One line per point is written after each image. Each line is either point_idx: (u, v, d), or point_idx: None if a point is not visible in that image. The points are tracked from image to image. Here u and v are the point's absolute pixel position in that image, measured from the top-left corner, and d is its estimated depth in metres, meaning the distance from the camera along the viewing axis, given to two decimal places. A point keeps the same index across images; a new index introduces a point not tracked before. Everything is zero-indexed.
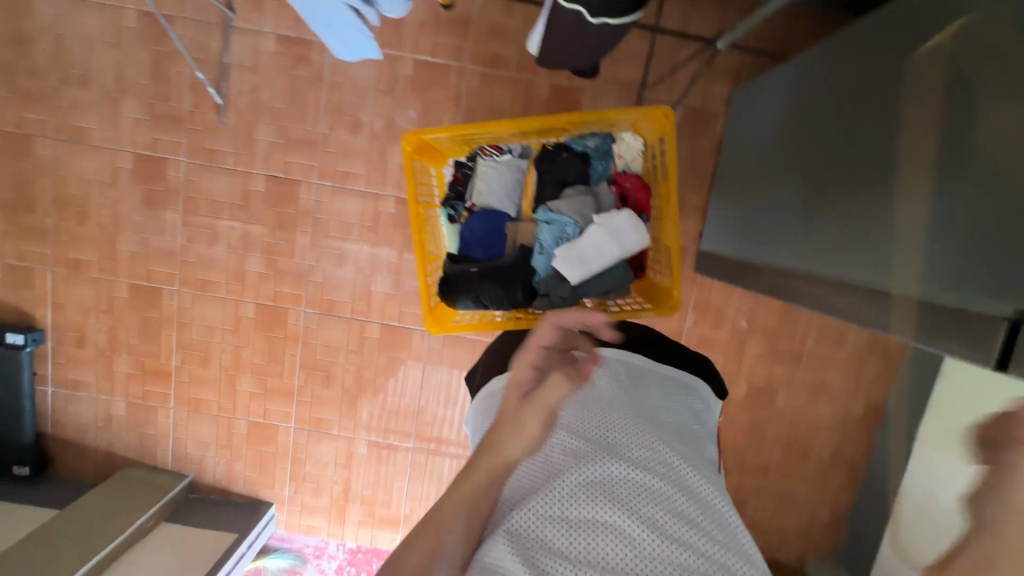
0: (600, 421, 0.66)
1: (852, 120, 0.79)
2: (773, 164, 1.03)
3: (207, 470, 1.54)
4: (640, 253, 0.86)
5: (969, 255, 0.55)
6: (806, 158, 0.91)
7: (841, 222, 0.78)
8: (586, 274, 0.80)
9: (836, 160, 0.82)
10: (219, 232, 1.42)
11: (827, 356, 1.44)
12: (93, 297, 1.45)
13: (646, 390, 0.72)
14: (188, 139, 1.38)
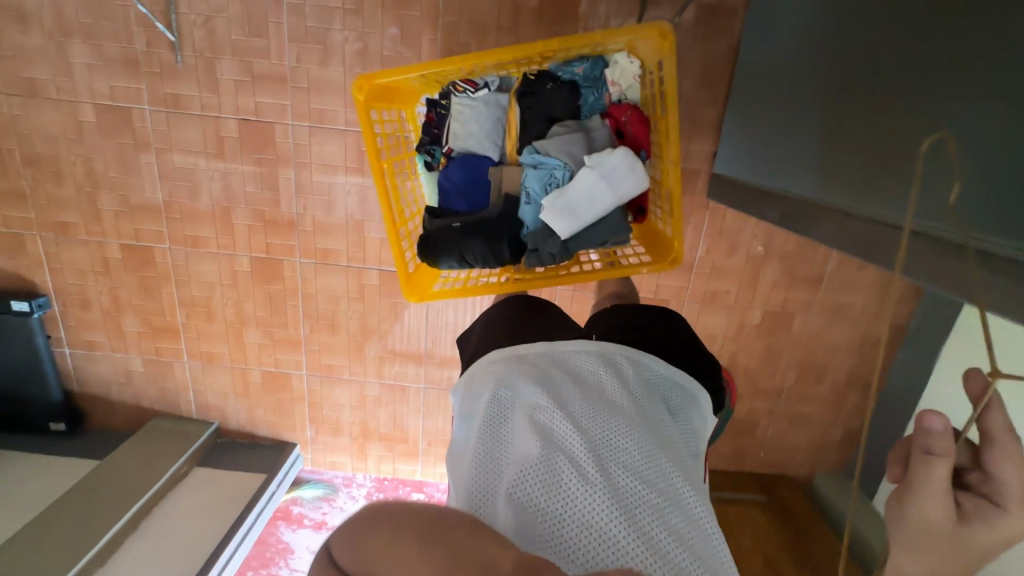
0: (598, 412, 0.60)
1: (873, 33, 0.73)
2: (791, 79, 0.95)
3: (230, 417, 1.60)
4: (639, 197, 0.78)
5: (990, 192, 0.53)
6: (823, 75, 0.84)
7: (856, 150, 0.74)
8: (578, 225, 0.72)
9: (853, 79, 0.77)
10: (200, 184, 1.35)
11: (849, 278, 1.36)
12: (88, 260, 1.43)
13: (647, 392, 0.66)
14: (147, 84, 1.26)
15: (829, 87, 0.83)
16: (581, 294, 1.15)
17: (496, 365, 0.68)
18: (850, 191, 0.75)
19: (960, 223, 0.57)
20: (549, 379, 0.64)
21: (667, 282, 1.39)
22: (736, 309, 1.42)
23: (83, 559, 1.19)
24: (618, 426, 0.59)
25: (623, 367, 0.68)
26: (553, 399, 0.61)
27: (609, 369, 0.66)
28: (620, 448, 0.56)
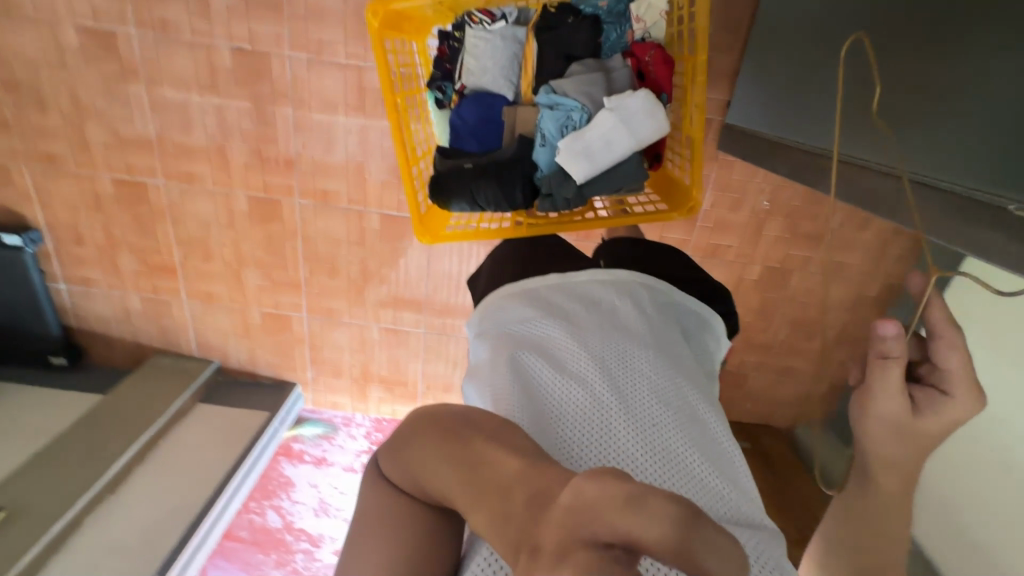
0: (617, 341, 0.61)
1: None
2: (814, 24, 0.91)
3: (231, 356, 1.61)
4: (658, 142, 0.78)
5: (1009, 144, 0.54)
6: (845, 16, 0.82)
7: (872, 95, 0.74)
8: (594, 170, 0.71)
9: (875, 21, 0.74)
10: (193, 118, 1.29)
11: (851, 236, 1.37)
12: (79, 194, 1.39)
13: (663, 318, 0.67)
14: (132, 5, 1.18)
15: (867, 11, 0.77)
16: (586, 243, 1.15)
17: (510, 295, 0.68)
18: (866, 133, 0.74)
19: (986, 176, 0.57)
20: (562, 312, 0.64)
21: (670, 235, 1.39)
22: (736, 264, 1.44)
23: (95, 486, 1.25)
24: (632, 352, 0.60)
25: (637, 291, 0.68)
26: (570, 333, 0.61)
27: (623, 295, 0.67)
28: (635, 373, 0.58)
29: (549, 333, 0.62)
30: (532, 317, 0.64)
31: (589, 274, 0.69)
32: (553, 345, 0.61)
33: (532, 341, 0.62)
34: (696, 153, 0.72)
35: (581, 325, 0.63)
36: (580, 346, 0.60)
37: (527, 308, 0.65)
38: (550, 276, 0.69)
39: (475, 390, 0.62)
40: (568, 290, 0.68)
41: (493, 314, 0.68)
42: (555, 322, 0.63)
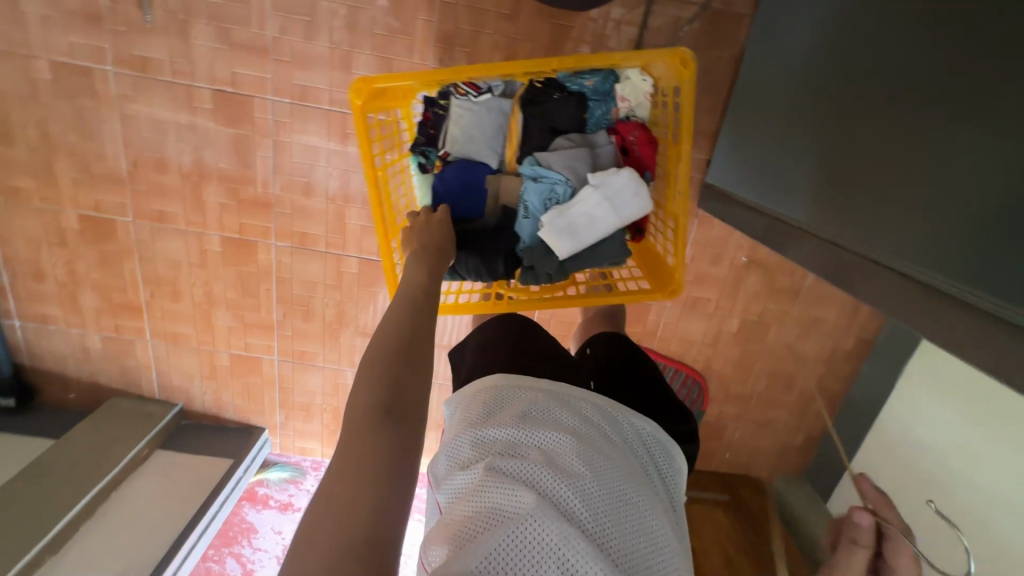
0: (610, 460, 0.59)
1: (875, 62, 0.72)
2: (789, 99, 0.93)
3: (195, 399, 1.54)
4: (641, 219, 0.77)
5: (975, 248, 0.54)
6: (820, 95, 0.83)
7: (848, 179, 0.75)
8: (576, 247, 0.70)
9: (848, 106, 0.76)
10: (168, 156, 1.26)
11: (826, 293, 1.39)
12: (42, 229, 1.33)
13: (643, 447, 0.66)
14: (111, 43, 1.15)
15: (838, 96, 0.79)
16: None
17: (504, 390, 0.65)
18: (842, 215, 0.75)
19: (952, 274, 0.57)
20: (558, 418, 0.62)
21: None
22: (715, 317, 1.45)
23: (35, 546, 1.14)
24: (628, 483, 0.58)
25: (623, 424, 0.66)
26: (568, 440, 0.59)
27: (612, 424, 0.65)
28: (629, 510, 0.56)
29: (544, 437, 0.59)
30: (529, 418, 0.61)
31: (583, 392, 0.66)
32: (549, 451, 0.58)
33: (530, 445, 0.58)
34: (681, 235, 0.72)
35: (577, 432, 0.61)
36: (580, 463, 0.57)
37: (520, 406, 0.63)
38: (543, 381, 0.66)
39: (462, 480, 0.58)
40: (561, 399, 0.65)
41: (475, 407, 0.65)
42: (555, 429, 0.60)
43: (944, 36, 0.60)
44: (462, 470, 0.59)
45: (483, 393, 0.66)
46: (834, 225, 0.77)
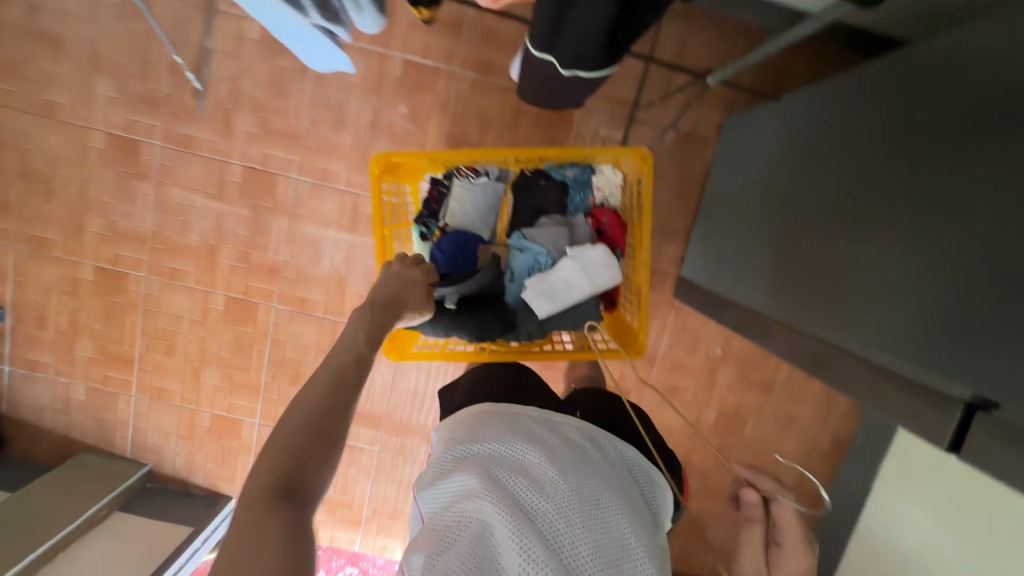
0: (585, 471, 0.61)
1: (824, 173, 0.84)
2: (751, 204, 1.07)
3: (167, 460, 1.51)
4: (612, 290, 0.87)
5: (924, 334, 0.61)
6: (778, 200, 0.95)
7: (805, 270, 0.84)
8: (554, 308, 0.79)
9: (802, 208, 0.87)
10: (192, 220, 1.38)
11: (797, 389, 1.45)
12: (57, 278, 1.41)
13: (624, 470, 0.68)
14: (163, 123, 1.33)
15: (790, 203, 0.91)
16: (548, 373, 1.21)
17: (487, 414, 0.69)
18: (802, 303, 0.83)
19: (904, 357, 0.63)
20: (535, 434, 0.65)
21: (630, 372, 1.45)
22: (692, 406, 1.49)
23: None
24: (606, 494, 0.59)
25: (603, 448, 0.69)
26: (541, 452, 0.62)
27: (591, 445, 0.68)
28: (606, 517, 0.57)
29: (519, 448, 0.62)
30: (507, 434, 0.65)
31: (565, 419, 0.71)
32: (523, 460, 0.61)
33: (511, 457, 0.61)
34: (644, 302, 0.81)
35: (552, 446, 0.64)
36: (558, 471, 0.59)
37: (501, 425, 0.67)
38: (529, 407, 0.71)
39: (442, 492, 0.61)
40: (544, 423, 0.68)
41: (461, 428, 0.69)
42: (535, 443, 0.63)
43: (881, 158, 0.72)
44: (444, 481, 0.62)
45: (469, 416, 0.71)
46: (792, 312, 0.85)
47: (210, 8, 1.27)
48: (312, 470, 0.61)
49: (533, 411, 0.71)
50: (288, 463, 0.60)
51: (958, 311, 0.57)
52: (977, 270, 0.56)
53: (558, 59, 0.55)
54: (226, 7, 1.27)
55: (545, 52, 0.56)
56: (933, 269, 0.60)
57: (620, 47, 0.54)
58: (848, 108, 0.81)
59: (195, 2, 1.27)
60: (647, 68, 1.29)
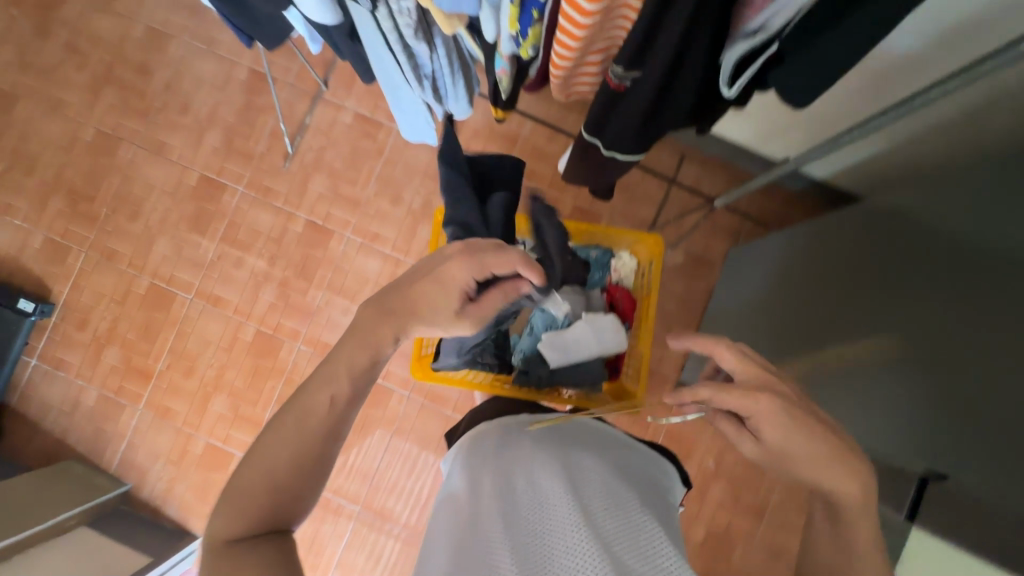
0: (559, 439, 0.65)
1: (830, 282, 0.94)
2: (753, 305, 1.19)
3: (146, 484, 1.49)
4: (617, 356, 0.98)
5: (918, 437, 0.70)
6: (784, 300, 1.06)
7: (815, 365, 0.93)
8: (564, 361, 0.90)
9: (809, 311, 0.97)
10: (248, 257, 1.54)
11: (789, 520, 1.42)
12: (112, 287, 1.55)
13: (611, 439, 0.69)
14: (251, 174, 1.55)
15: (797, 308, 1.01)
16: None
17: (485, 424, 0.76)
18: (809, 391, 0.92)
19: (900, 448, 0.72)
20: (517, 427, 0.70)
21: None
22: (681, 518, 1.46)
23: None
24: (595, 462, 0.60)
25: (587, 424, 0.71)
26: (519, 436, 0.67)
27: (574, 423, 0.71)
28: (595, 475, 0.57)
29: (503, 439, 0.68)
30: (492, 434, 0.71)
31: (556, 414, 0.73)
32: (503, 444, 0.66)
33: (504, 452, 0.64)
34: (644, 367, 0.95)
35: (533, 427, 0.68)
36: (544, 450, 0.61)
37: (489, 429, 0.72)
38: (520, 413, 0.77)
39: (444, 499, 0.66)
40: (540, 420, 0.71)
41: (466, 438, 0.75)
42: (527, 436, 0.66)
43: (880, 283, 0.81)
44: (446, 491, 0.67)
45: (474, 427, 0.77)
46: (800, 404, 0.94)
47: (317, 94, 1.54)
48: (293, 506, 0.63)
49: (528, 415, 0.75)
50: (264, 506, 0.61)
51: (962, 428, 0.64)
52: (956, 393, 0.65)
53: (598, 139, 0.66)
54: (330, 96, 1.54)
55: (587, 134, 0.66)
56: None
57: (650, 136, 0.65)
58: (851, 234, 0.93)
59: (307, 89, 1.55)
60: (669, 192, 1.43)
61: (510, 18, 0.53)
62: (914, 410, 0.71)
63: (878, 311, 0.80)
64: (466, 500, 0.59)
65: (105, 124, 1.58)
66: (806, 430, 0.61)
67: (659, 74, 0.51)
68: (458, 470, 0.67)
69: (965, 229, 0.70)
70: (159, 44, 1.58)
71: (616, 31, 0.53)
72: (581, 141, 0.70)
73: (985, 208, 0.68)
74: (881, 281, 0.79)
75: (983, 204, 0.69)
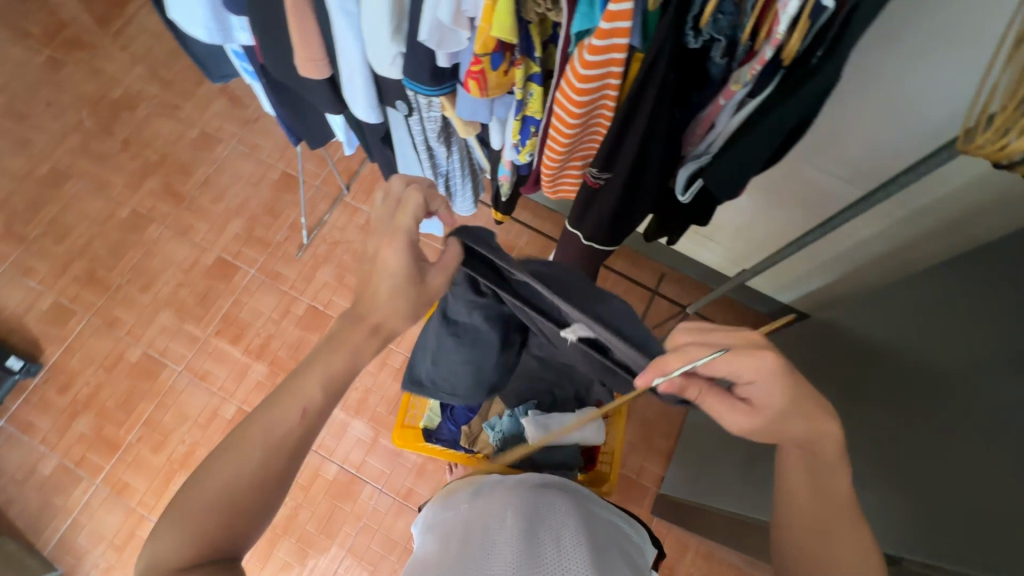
0: (531, 487, 0.65)
1: (823, 378, 0.91)
2: None
3: (81, 569, 1.38)
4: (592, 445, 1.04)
5: (924, 522, 0.59)
6: None
7: None
8: (545, 439, 0.96)
9: None
10: (245, 335, 1.60)
11: None
12: (105, 354, 1.58)
13: (584, 492, 0.68)
14: (264, 259, 1.68)
15: None
16: None
17: (461, 482, 0.76)
18: None
19: (905, 538, 0.60)
20: (491, 482, 0.71)
21: None
22: None
23: None
24: (566, 504, 0.61)
25: (561, 478, 0.71)
26: (493, 489, 0.67)
27: (549, 477, 0.71)
28: (566, 513, 0.59)
29: (478, 493, 0.68)
30: (468, 490, 0.71)
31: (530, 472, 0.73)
32: (477, 498, 0.66)
33: (476, 503, 0.65)
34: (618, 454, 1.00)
35: (507, 480, 0.69)
36: (515, 494, 0.62)
37: (466, 486, 0.72)
38: (492, 474, 0.76)
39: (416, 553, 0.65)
40: (511, 475, 0.72)
41: (444, 494, 0.75)
42: (498, 487, 0.67)
43: (871, 366, 0.80)
44: (419, 544, 0.66)
45: (451, 486, 0.76)
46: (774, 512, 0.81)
47: (339, 197, 1.72)
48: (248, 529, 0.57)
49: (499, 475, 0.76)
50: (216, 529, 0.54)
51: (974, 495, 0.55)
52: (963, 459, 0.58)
53: (580, 231, 0.78)
54: (350, 199, 1.72)
55: (572, 226, 0.79)
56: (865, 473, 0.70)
57: (622, 233, 0.78)
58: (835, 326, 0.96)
59: (331, 191, 1.73)
60: (651, 302, 1.53)
61: (512, 130, 0.69)
62: (917, 492, 0.61)
63: (873, 392, 0.77)
64: (436, 549, 0.59)
65: (142, 206, 1.74)
66: (810, 411, 0.59)
67: (625, 175, 0.64)
68: (432, 525, 0.67)
69: (921, 331, 0.74)
70: (209, 146, 1.80)
71: (594, 143, 0.67)
72: (569, 233, 0.82)
73: (971, 292, 0.71)
74: (835, 386, 0.86)
75: (971, 287, 0.71)
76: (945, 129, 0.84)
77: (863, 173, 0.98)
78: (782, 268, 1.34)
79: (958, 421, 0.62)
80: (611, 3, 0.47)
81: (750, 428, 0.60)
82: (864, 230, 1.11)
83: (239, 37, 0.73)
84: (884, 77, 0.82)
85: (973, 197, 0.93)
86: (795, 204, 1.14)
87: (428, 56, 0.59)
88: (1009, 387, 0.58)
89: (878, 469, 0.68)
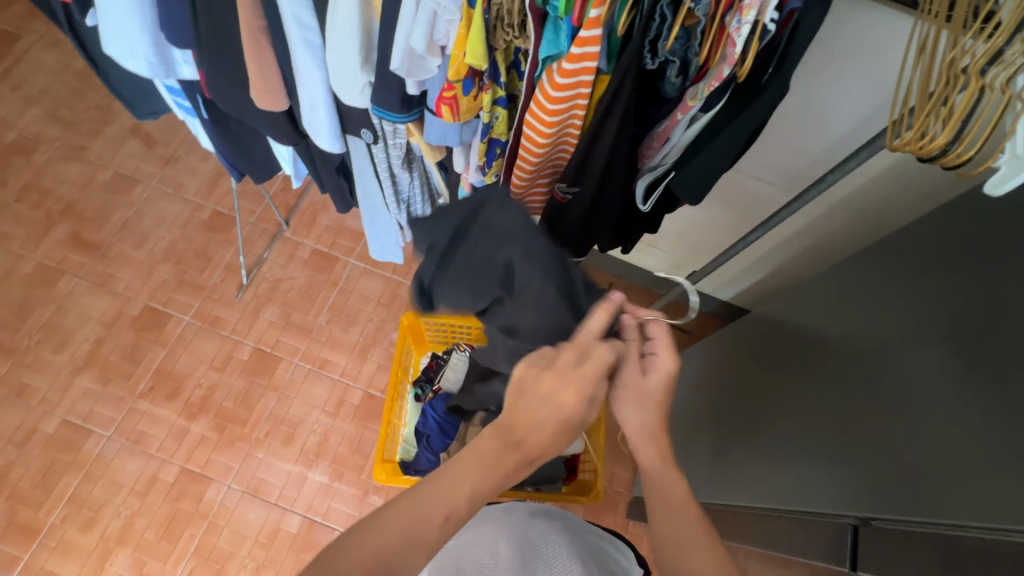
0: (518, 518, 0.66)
1: (774, 365, 0.98)
2: (698, 416, 1.20)
3: None
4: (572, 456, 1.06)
5: (878, 483, 0.64)
6: (733, 400, 1.07)
7: (768, 443, 0.89)
8: None
9: (758, 395, 0.99)
10: (184, 387, 1.47)
11: None
12: (14, 427, 1.39)
13: (569, 519, 0.69)
14: (199, 304, 1.56)
15: (747, 396, 1.03)
16: None
17: None
18: (769, 484, 0.84)
19: (863, 499, 0.65)
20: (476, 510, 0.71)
21: None
22: None
23: None
24: (553, 540, 0.62)
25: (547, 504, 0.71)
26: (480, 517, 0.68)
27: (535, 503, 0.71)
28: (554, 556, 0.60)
29: (465, 521, 0.68)
30: None
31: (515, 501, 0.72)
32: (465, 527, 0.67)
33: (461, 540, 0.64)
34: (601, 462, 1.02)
35: (495, 509, 0.69)
36: (503, 535, 0.62)
37: None
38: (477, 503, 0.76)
39: None
40: (494, 507, 0.70)
41: None
42: (484, 520, 0.67)
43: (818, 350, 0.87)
44: None
45: None
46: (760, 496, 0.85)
47: (278, 233, 1.65)
48: None
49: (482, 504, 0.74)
50: None
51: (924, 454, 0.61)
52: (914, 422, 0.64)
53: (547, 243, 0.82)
54: (290, 234, 1.65)
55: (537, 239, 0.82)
56: (820, 447, 0.76)
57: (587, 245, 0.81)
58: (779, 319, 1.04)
59: (269, 227, 1.65)
60: None
61: (479, 152, 0.70)
62: (877, 459, 0.66)
63: (822, 375, 0.83)
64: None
65: (50, 258, 1.57)
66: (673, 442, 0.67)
67: (594, 187, 0.68)
68: None
69: (861, 318, 0.82)
70: (126, 188, 1.67)
71: (561, 161, 0.70)
72: None
73: (895, 276, 0.80)
74: (787, 373, 0.92)
75: (893, 272, 0.81)
76: (853, 134, 0.95)
77: (786, 175, 1.09)
78: (722, 269, 1.43)
79: (901, 391, 0.68)
80: (582, 29, 0.51)
81: (630, 386, 0.65)
82: (791, 227, 1.22)
83: (183, 71, 0.71)
84: (797, 95, 0.93)
85: (877, 191, 1.06)
86: (730, 209, 1.23)
87: (397, 83, 0.61)
88: (927, 355, 0.67)
89: (834, 442, 0.74)
